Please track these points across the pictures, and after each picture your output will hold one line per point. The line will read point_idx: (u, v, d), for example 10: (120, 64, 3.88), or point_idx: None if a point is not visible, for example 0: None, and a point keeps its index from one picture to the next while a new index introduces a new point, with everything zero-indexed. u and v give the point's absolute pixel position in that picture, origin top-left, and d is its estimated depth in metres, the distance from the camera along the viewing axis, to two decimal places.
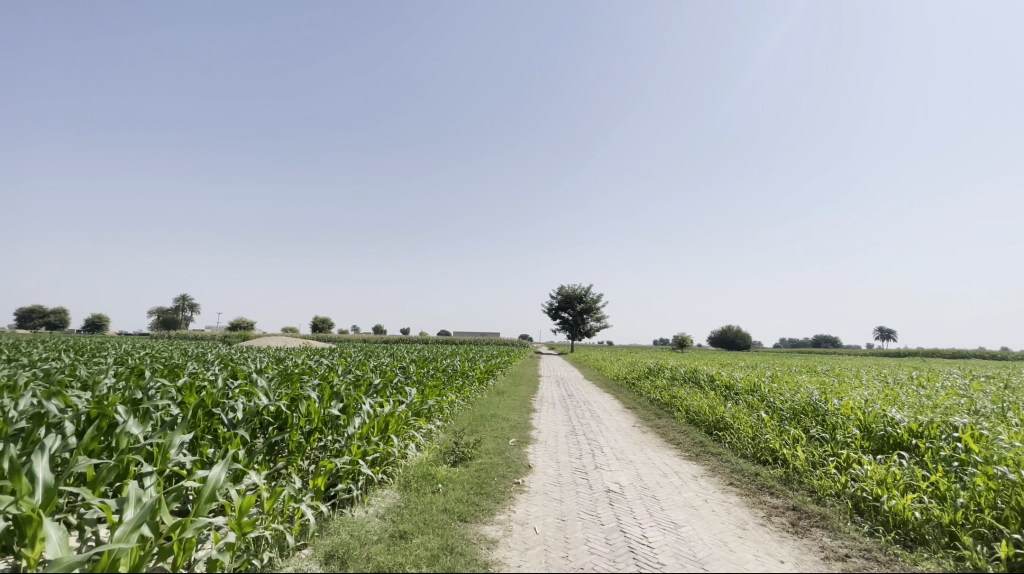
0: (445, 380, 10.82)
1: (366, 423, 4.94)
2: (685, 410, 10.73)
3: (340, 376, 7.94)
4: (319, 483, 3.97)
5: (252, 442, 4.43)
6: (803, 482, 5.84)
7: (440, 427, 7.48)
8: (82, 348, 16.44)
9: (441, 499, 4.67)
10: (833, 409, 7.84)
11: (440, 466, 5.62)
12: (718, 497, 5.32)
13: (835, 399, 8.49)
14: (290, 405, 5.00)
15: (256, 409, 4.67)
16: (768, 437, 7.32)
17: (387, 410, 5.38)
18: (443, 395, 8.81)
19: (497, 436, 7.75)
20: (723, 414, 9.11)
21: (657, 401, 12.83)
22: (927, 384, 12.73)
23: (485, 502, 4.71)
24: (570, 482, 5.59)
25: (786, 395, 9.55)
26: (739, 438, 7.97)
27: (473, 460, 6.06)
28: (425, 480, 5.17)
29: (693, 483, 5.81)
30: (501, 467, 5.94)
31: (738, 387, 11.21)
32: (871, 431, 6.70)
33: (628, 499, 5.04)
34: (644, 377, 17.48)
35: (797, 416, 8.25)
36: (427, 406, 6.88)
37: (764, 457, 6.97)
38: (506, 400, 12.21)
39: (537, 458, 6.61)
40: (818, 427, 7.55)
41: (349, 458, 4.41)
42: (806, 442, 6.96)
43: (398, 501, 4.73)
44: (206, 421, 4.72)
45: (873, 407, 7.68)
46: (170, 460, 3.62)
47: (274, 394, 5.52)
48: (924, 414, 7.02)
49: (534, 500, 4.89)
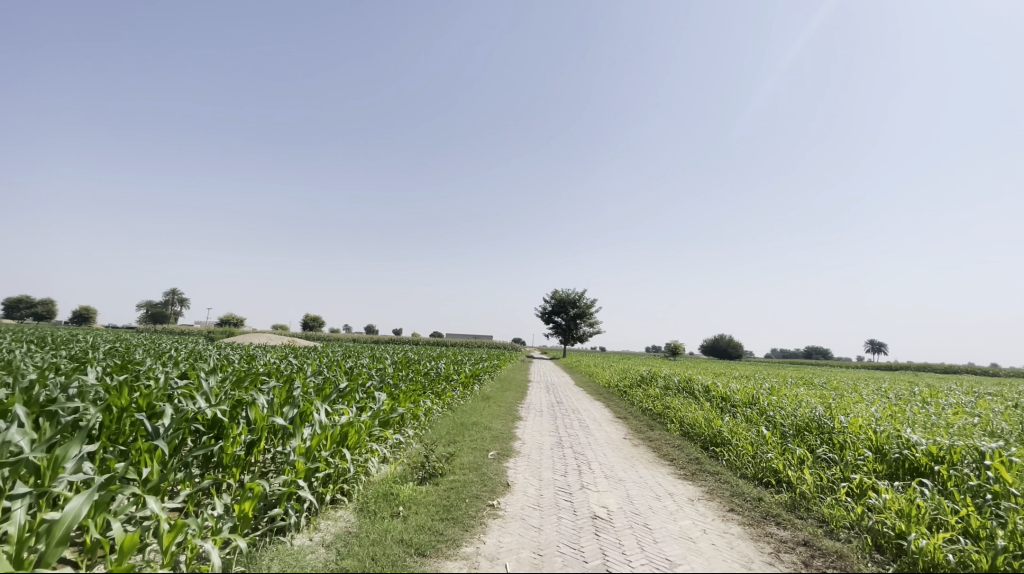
0: (424, 385, 10.14)
1: (319, 433, 4.30)
2: (679, 422, 10.12)
3: (306, 378, 7.27)
4: (247, 509, 3.36)
5: (176, 456, 3.78)
6: (811, 510, 5.26)
7: (412, 437, 6.82)
8: (48, 340, 15.69)
9: (398, 527, 4.03)
10: (840, 427, 7.27)
11: (405, 485, 4.97)
12: (718, 527, 4.70)
13: (841, 416, 7.91)
14: (230, 410, 4.36)
15: (185, 413, 4.03)
16: (770, 457, 6.72)
17: (345, 419, 4.72)
18: (418, 402, 8.14)
19: (475, 447, 7.10)
20: (720, 428, 8.51)
21: (650, 411, 12.20)
22: (931, 400, 12.22)
23: (451, 531, 4.06)
24: (552, 505, 4.94)
25: (788, 409, 8.95)
26: (737, 455, 7.38)
27: (445, 476, 5.41)
28: (386, 503, 4.54)
29: (689, 508, 5.19)
30: (477, 485, 5.30)
31: (736, 399, 10.58)
32: (885, 454, 6.12)
33: (616, 529, 4.40)
34: (635, 385, 16.90)
35: (800, 434, 7.64)
36: (397, 414, 6.21)
37: (766, 478, 6.35)
38: (491, 407, 11.56)
39: (516, 475, 5.96)
40: (824, 445, 6.98)
41: (291, 478, 3.80)
42: (813, 463, 6.37)
43: (351, 526, 4.10)
44: (131, 427, 4.08)
45: (884, 426, 7.10)
46: (57, 480, 3.00)
47: (218, 398, 4.86)
48: (940, 436, 6.45)
49: (508, 529, 4.24)
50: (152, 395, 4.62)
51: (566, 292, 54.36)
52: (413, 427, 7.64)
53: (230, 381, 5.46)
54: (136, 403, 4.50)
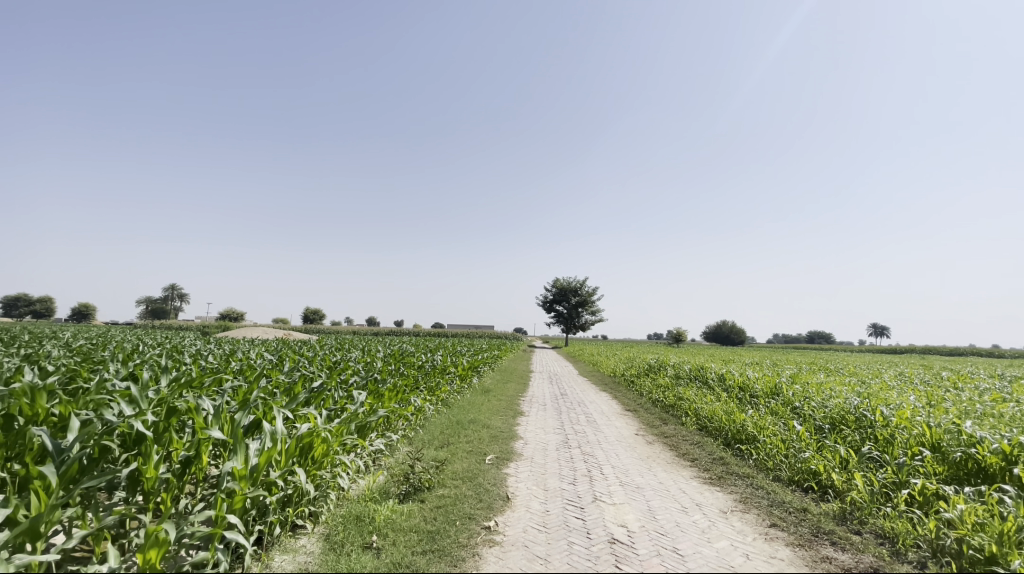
0: (416, 380, 9.33)
1: (269, 448, 3.45)
2: (695, 415, 9.32)
3: (277, 376, 6.45)
4: (153, 560, 2.58)
5: (75, 484, 2.98)
6: (867, 522, 4.48)
7: (397, 444, 5.99)
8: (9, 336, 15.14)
9: (367, 564, 3.20)
10: (884, 420, 6.41)
11: (385, 503, 4.14)
12: (762, 551, 3.87)
13: (882, 407, 7.05)
14: (162, 419, 3.57)
15: (97, 428, 3.24)
16: (808, 457, 5.88)
17: (306, 428, 3.85)
18: (407, 401, 7.29)
19: (472, 450, 6.26)
20: (744, 422, 7.68)
21: (661, 403, 11.35)
22: (964, 386, 11.43)
23: (435, 569, 3.22)
24: (561, 525, 4.09)
25: (817, 399, 8.12)
26: (766, 453, 6.55)
27: (434, 490, 4.58)
28: (358, 531, 3.69)
29: (723, 524, 4.36)
30: (472, 499, 4.49)
31: (757, 389, 9.71)
32: (944, 453, 5.29)
33: (640, 558, 3.56)
34: (643, 374, 16.15)
35: (836, 429, 6.81)
36: (377, 417, 5.36)
37: (806, 483, 5.52)
38: (490, 401, 10.71)
39: (519, 484, 5.12)
40: (869, 443, 6.12)
41: (222, 513, 2.97)
42: (858, 464, 5.54)
43: (310, 562, 3.27)
44: (35, 445, 3.32)
45: (935, 419, 6.25)
46: None
47: (155, 403, 4.03)
48: (1005, 430, 5.61)
49: (508, 562, 3.40)
50: (69, 404, 3.81)
51: (568, 281, 53.59)
52: (402, 430, 6.81)
53: (177, 384, 4.62)
54: (48, 413, 3.69)
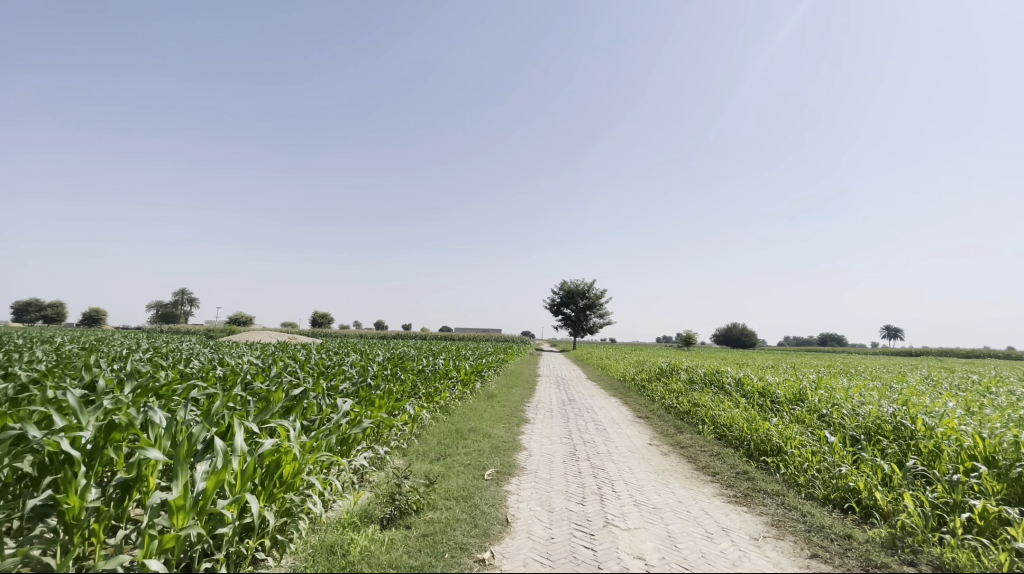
0: (414, 386, 8.75)
1: (221, 469, 2.91)
2: (713, 423, 8.69)
3: (259, 382, 5.92)
4: None
5: None
6: (922, 552, 3.87)
7: (385, 461, 5.43)
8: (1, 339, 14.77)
9: None
10: (929, 430, 5.73)
11: (364, 530, 3.59)
12: None
13: (923, 415, 6.38)
14: (100, 436, 3.06)
15: (15, 449, 2.73)
16: (846, 472, 5.25)
17: (270, 445, 3.31)
18: (401, 409, 6.71)
19: (470, 464, 5.69)
20: (769, 432, 7.05)
21: (675, 410, 10.71)
22: (1000, 390, 10.66)
23: None
24: (567, 557, 3.52)
25: (847, 405, 7.46)
26: (795, 467, 5.93)
27: (423, 513, 4.03)
28: (328, 566, 3.12)
29: (755, 554, 3.76)
30: (465, 523, 3.93)
31: (779, 395, 9.03)
32: (1002, 468, 4.64)
33: None
34: (655, 378, 15.51)
35: (872, 440, 6.17)
36: (363, 429, 4.82)
37: (844, 503, 4.91)
38: (493, 407, 10.14)
39: (521, 505, 4.55)
40: (914, 456, 5.45)
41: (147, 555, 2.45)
42: (903, 481, 4.91)
43: None
44: None
45: (986, 429, 5.57)
46: None
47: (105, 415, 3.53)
48: None
49: None
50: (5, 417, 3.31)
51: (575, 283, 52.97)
52: (393, 442, 6.26)
53: (137, 393, 4.10)
54: None
